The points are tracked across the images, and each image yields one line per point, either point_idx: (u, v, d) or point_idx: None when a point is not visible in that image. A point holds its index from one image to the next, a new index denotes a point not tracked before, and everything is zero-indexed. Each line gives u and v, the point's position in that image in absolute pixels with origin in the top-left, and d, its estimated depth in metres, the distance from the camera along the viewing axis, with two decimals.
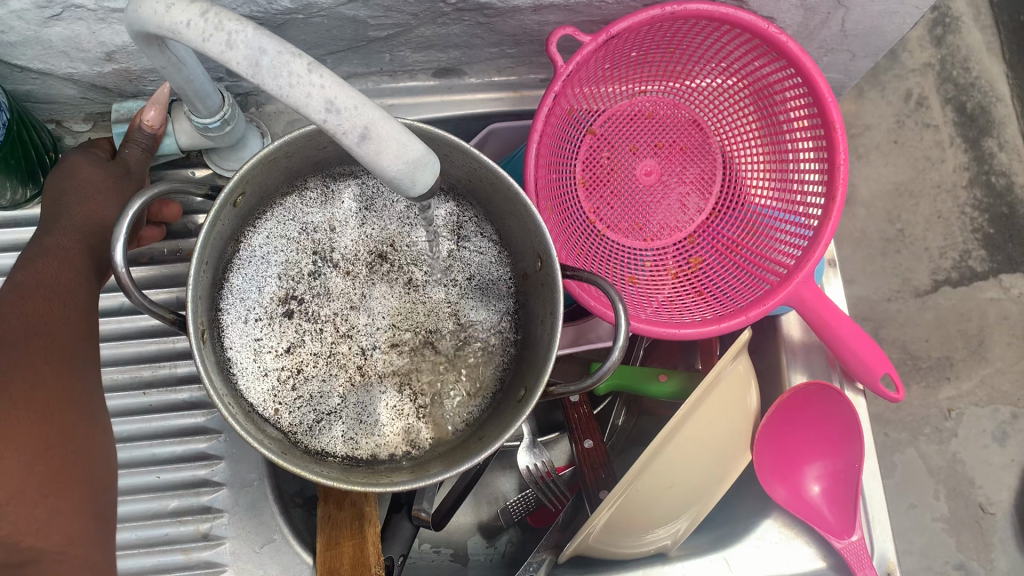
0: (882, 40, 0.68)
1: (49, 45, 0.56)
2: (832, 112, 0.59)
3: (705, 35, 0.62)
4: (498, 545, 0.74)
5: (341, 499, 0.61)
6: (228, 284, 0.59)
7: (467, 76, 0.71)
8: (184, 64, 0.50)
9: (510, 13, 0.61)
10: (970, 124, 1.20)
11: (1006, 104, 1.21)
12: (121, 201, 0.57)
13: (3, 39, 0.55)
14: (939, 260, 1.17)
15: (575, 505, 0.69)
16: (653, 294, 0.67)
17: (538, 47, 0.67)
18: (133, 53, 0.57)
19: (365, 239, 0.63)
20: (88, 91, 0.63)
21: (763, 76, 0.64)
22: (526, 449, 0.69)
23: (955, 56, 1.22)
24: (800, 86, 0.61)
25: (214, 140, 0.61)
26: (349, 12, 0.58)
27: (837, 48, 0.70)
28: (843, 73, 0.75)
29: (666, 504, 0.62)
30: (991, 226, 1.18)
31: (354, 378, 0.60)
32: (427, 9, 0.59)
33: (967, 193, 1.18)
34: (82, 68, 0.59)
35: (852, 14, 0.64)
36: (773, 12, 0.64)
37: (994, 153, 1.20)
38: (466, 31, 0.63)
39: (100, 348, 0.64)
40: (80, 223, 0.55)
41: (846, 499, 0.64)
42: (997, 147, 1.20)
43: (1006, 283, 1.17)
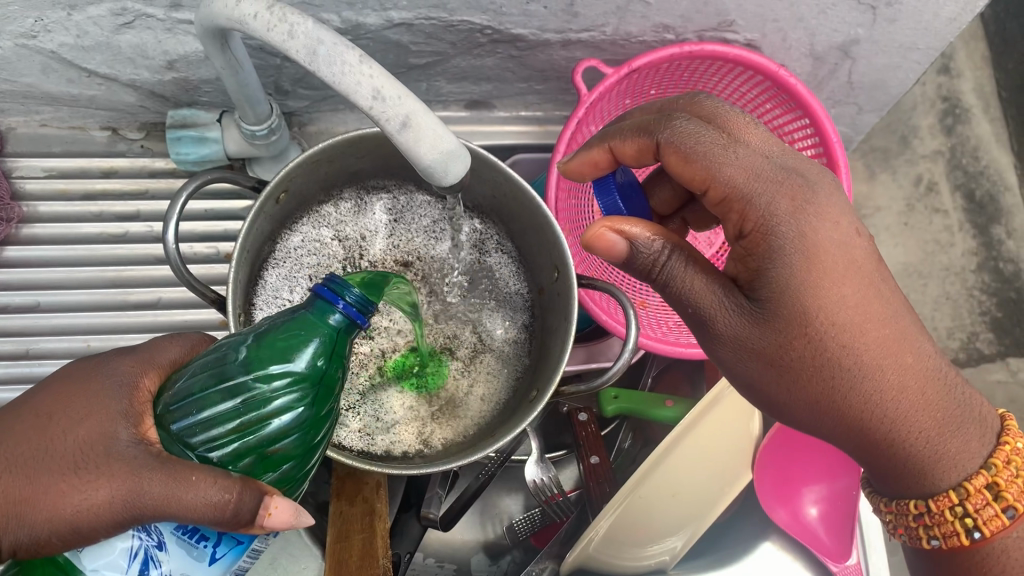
0: (886, 95, 0.73)
1: (118, 51, 0.61)
2: (837, 151, 0.65)
3: (720, 74, 0.69)
4: (502, 563, 0.74)
5: (353, 495, 0.64)
6: (261, 280, 0.62)
7: (497, 109, 0.76)
8: (242, 67, 0.54)
9: (541, 46, 0.65)
10: (979, 212, 1.14)
11: (1015, 193, 1.15)
12: (80, 475, 0.41)
13: (78, 43, 0.60)
14: (947, 340, 1.11)
15: (580, 516, 0.71)
16: (665, 318, 0.72)
17: (564, 84, 0.73)
18: (194, 62, 0.63)
19: (393, 249, 0.66)
20: (146, 99, 0.68)
21: (776, 119, 0.71)
22: (534, 461, 0.70)
23: (965, 145, 1.16)
24: (808, 127, 0.67)
25: (259, 149, 0.66)
26: (394, 37, 0.62)
27: (844, 100, 0.75)
28: (849, 127, 0.80)
29: (671, 513, 0.64)
30: (999, 310, 1.12)
31: (373, 377, 0.63)
32: (465, 39, 0.63)
33: (975, 277, 1.12)
34: (145, 75, 0.64)
35: (858, 66, 0.69)
36: (785, 60, 0.69)
37: (1002, 241, 1.14)
38: (499, 64, 0.68)
39: (135, 338, 0.71)
40: (37, 454, 0.41)
41: (842, 523, 0.68)
42: (1005, 235, 1.14)
43: (1013, 366, 1.12)
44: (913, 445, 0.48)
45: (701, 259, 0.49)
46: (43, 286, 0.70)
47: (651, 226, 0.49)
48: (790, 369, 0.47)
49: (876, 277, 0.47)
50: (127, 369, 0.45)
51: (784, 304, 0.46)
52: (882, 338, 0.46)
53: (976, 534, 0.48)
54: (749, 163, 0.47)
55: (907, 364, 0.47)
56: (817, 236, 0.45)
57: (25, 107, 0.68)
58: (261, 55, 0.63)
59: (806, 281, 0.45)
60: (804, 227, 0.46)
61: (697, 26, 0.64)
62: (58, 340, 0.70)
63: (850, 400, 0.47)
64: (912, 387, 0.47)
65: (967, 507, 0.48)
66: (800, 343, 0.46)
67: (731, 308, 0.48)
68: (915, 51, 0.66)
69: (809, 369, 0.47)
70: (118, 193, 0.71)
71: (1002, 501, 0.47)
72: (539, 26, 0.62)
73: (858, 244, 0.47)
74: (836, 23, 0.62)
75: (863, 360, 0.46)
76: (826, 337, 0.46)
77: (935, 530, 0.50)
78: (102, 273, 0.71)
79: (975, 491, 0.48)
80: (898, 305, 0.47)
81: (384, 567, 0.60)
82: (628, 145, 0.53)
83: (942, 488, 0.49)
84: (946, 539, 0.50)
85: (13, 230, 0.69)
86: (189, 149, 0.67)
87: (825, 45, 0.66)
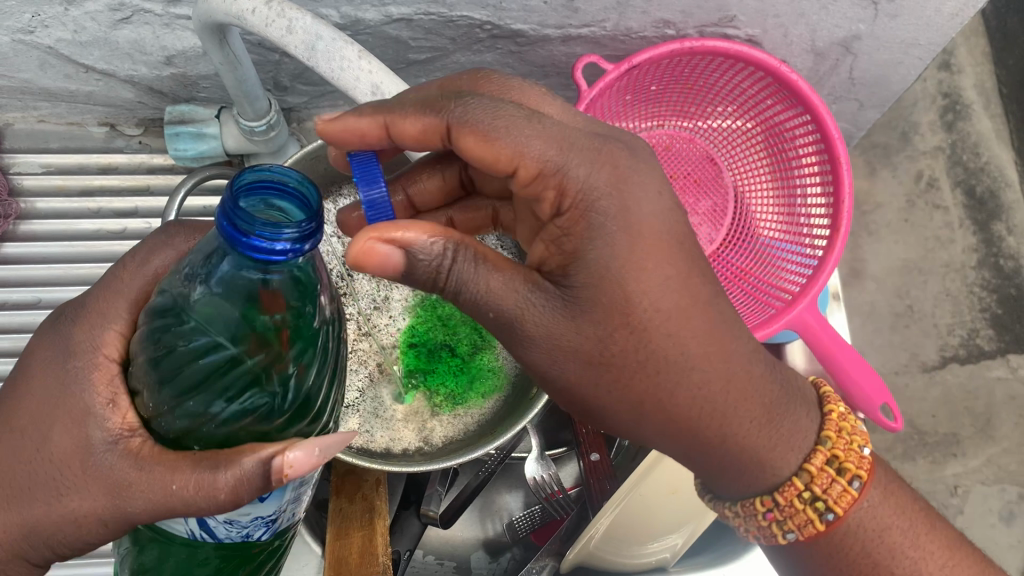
0: (888, 91, 0.73)
1: (116, 47, 0.60)
2: (840, 148, 0.65)
3: (721, 70, 0.69)
4: (501, 561, 0.74)
5: (353, 494, 0.63)
6: None
7: None
8: (240, 63, 0.54)
9: (541, 42, 0.65)
10: (979, 208, 1.14)
11: (1016, 189, 1.15)
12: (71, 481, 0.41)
13: (75, 38, 0.59)
14: (947, 337, 1.10)
15: (580, 513, 0.71)
16: None
17: (565, 80, 0.72)
18: (192, 57, 0.62)
19: None
20: (144, 94, 0.67)
21: (777, 115, 0.71)
22: (534, 458, 0.70)
23: (965, 142, 1.15)
24: (809, 122, 0.67)
25: (258, 145, 0.66)
26: (393, 32, 0.62)
27: (845, 96, 0.75)
28: (850, 123, 0.80)
29: (671, 511, 0.64)
30: (999, 306, 1.12)
31: (373, 374, 0.63)
32: (465, 34, 0.63)
33: (975, 273, 1.12)
34: (143, 71, 0.64)
35: (860, 62, 0.68)
36: (786, 55, 0.69)
37: (1002, 238, 1.13)
38: (499, 60, 0.68)
39: None
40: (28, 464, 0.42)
41: None
42: (1006, 232, 1.13)
43: (1013, 362, 1.11)
44: (749, 440, 0.47)
45: (492, 253, 0.42)
46: (41, 283, 0.70)
47: (426, 228, 0.41)
48: (610, 366, 0.43)
49: (695, 265, 0.43)
50: (80, 354, 0.43)
51: (600, 297, 0.41)
52: (701, 327, 0.43)
53: (829, 515, 0.50)
54: (561, 133, 0.41)
55: (724, 353, 0.44)
56: (639, 214, 0.41)
57: (23, 102, 0.67)
58: (259, 50, 0.63)
59: (626, 267, 0.41)
60: (624, 206, 0.41)
61: (698, 21, 0.64)
62: None
63: (670, 393, 0.44)
64: (733, 374, 0.45)
65: (814, 490, 0.49)
66: (624, 338, 0.42)
67: (538, 304, 0.42)
68: (915, 46, 0.66)
69: (626, 361, 0.43)
70: (117, 190, 0.71)
71: (846, 474, 0.49)
72: (539, 21, 0.62)
73: (680, 219, 0.43)
74: (838, 18, 0.62)
75: (688, 355, 0.43)
76: (649, 321, 0.42)
77: (788, 524, 0.51)
78: (101, 270, 0.70)
79: (817, 472, 0.49)
80: (716, 283, 0.45)
81: (384, 564, 0.60)
82: (410, 124, 0.43)
83: (785, 476, 0.50)
84: (801, 529, 0.51)
85: (10, 227, 0.69)
86: (187, 145, 0.67)
87: (826, 41, 0.66)
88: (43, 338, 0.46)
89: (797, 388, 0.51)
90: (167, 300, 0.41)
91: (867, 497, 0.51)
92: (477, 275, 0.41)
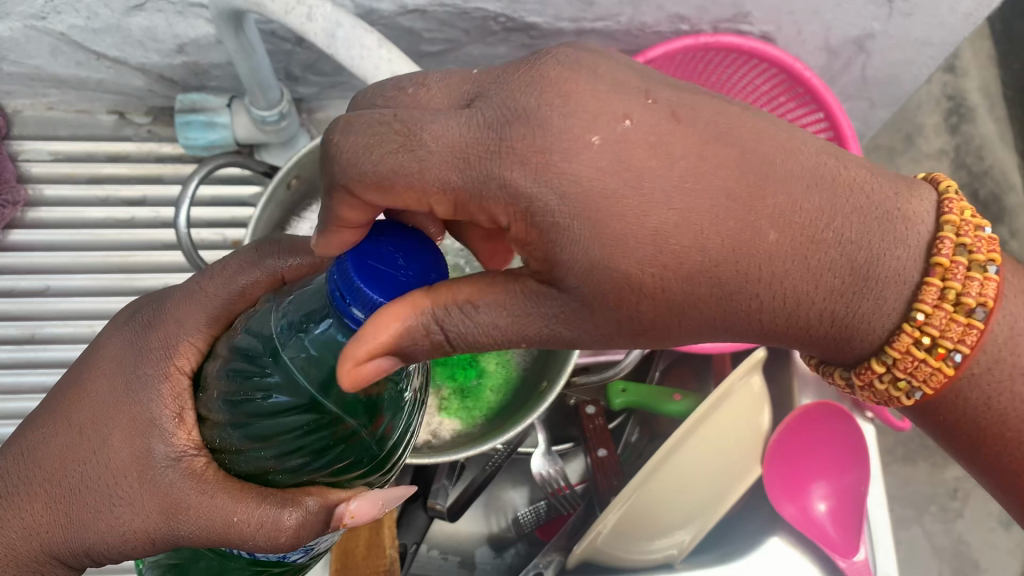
0: (899, 90, 0.73)
1: (128, 34, 0.60)
2: (852, 146, 0.65)
3: (735, 66, 0.68)
4: (505, 556, 0.73)
5: None
6: None
7: None
8: (254, 51, 0.54)
9: (554, 36, 0.65)
10: (982, 211, 1.13)
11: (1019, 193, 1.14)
12: (122, 496, 0.42)
13: (88, 24, 0.59)
14: None
15: (586, 509, 0.70)
16: None
17: None
18: (204, 46, 0.62)
19: None
20: (155, 83, 0.67)
21: (789, 112, 0.71)
22: (540, 453, 0.71)
23: (969, 145, 1.15)
24: (822, 120, 0.67)
25: (269, 135, 0.66)
26: (406, 24, 0.62)
27: (857, 95, 0.74)
28: (861, 122, 0.80)
29: (678, 505, 0.65)
30: None
31: None
32: (479, 27, 0.63)
33: None
34: (154, 59, 0.64)
35: (872, 60, 0.68)
36: (799, 53, 0.69)
37: (1005, 241, 1.12)
38: (511, 53, 0.68)
39: None
40: (71, 459, 0.43)
41: (851, 519, 0.67)
42: (1009, 235, 1.13)
43: None
44: (808, 298, 0.37)
45: (482, 281, 0.36)
46: (49, 270, 0.70)
47: (402, 307, 0.34)
48: (619, 306, 0.36)
49: (667, 167, 0.35)
50: (155, 361, 0.44)
51: (596, 282, 0.35)
52: (716, 234, 0.35)
53: (917, 393, 0.40)
54: (447, 134, 0.34)
55: (763, 257, 0.36)
56: (583, 184, 0.34)
57: (32, 89, 0.67)
58: (272, 40, 0.62)
59: (598, 243, 0.35)
60: (559, 182, 0.34)
61: (712, 17, 0.64)
62: (63, 325, 0.69)
63: (738, 313, 0.37)
64: (800, 284, 0.37)
65: (899, 372, 0.39)
66: (676, 289, 0.36)
67: (552, 313, 0.36)
68: (929, 45, 0.65)
69: (656, 321, 0.37)
70: (125, 179, 0.71)
71: (940, 353, 0.38)
72: (553, 14, 0.62)
73: (630, 138, 0.35)
74: (852, 16, 0.62)
75: (716, 278, 0.36)
76: (653, 277, 0.35)
77: (915, 379, 0.39)
78: (108, 258, 0.70)
79: (902, 353, 0.38)
80: (704, 169, 0.35)
81: (391, 557, 0.60)
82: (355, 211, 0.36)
83: (876, 343, 0.39)
84: (925, 385, 0.39)
85: (17, 214, 0.69)
86: (198, 133, 0.66)
87: (840, 39, 0.66)
88: (110, 337, 0.47)
89: (878, 204, 0.37)
90: (251, 347, 0.43)
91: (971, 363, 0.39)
92: (474, 330, 0.36)
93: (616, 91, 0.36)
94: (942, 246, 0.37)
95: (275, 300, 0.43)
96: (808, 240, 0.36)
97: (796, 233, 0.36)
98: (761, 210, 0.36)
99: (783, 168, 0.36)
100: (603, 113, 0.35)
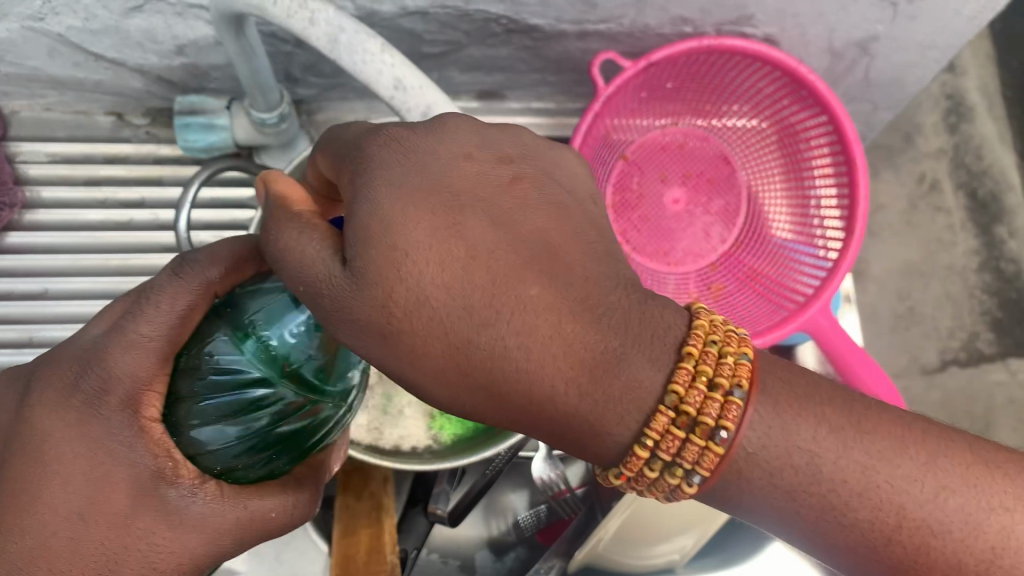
0: (902, 92, 0.72)
1: (127, 35, 0.60)
2: (856, 150, 0.65)
3: (739, 69, 0.68)
4: (506, 560, 0.73)
5: (361, 490, 0.63)
6: None
7: (509, 100, 0.75)
8: (254, 54, 0.53)
9: (556, 37, 0.64)
10: (981, 211, 1.13)
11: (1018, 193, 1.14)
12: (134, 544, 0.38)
13: (86, 26, 0.58)
14: (947, 340, 1.08)
15: (587, 514, 0.69)
16: None
17: (578, 76, 0.72)
18: (203, 47, 0.61)
19: None
20: (153, 84, 0.66)
21: (793, 115, 0.71)
22: (542, 457, 0.70)
23: (968, 145, 1.15)
24: (825, 123, 0.67)
25: (269, 137, 0.65)
26: (407, 25, 0.61)
27: (860, 97, 0.74)
28: (862, 124, 0.79)
29: (680, 510, 0.65)
30: (1000, 310, 1.10)
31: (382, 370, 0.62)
32: (480, 28, 0.62)
33: (977, 276, 1.11)
34: (153, 60, 0.63)
35: (876, 63, 0.68)
36: (803, 55, 0.68)
37: (1005, 241, 1.12)
38: (513, 55, 0.67)
39: None
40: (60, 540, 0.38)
41: None
42: (1008, 235, 1.12)
43: (1013, 367, 1.08)
44: (558, 384, 0.36)
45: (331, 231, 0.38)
46: (47, 273, 0.69)
47: (298, 198, 0.39)
48: (449, 361, 0.36)
49: (482, 211, 0.37)
50: (125, 415, 0.39)
51: (371, 284, 0.35)
52: (490, 278, 0.36)
53: (696, 480, 0.38)
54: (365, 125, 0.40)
55: (534, 307, 0.36)
56: (396, 206, 0.36)
57: (29, 90, 0.66)
58: (271, 41, 0.62)
59: (394, 252, 0.36)
60: (373, 180, 0.37)
61: (715, 20, 0.63)
62: (62, 328, 0.68)
63: (517, 393, 0.37)
64: (560, 369, 0.36)
65: (663, 456, 0.37)
66: (445, 351, 0.36)
67: (343, 288, 0.36)
68: (934, 48, 0.65)
69: (458, 365, 0.36)
70: (123, 180, 0.70)
71: (705, 424, 0.36)
72: (555, 16, 0.61)
73: (467, 167, 0.38)
74: (856, 19, 0.61)
75: (502, 335, 0.36)
76: (437, 303, 0.36)
77: (657, 489, 0.39)
78: (106, 261, 0.70)
79: (662, 434, 0.36)
80: (501, 210, 0.38)
81: (391, 563, 0.59)
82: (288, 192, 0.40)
83: (627, 445, 0.37)
84: (700, 467, 0.37)
85: (15, 216, 0.68)
86: (197, 136, 0.66)
87: (843, 41, 0.65)
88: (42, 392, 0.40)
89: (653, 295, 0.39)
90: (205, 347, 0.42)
91: (745, 435, 0.37)
92: (291, 241, 0.37)
93: (510, 144, 0.40)
94: (693, 338, 0.37)
95: (228, 318, 0.42)
96: (574, 308, 0.37)
97: (558, 298, 0.37)
98: (575, 264, 0.38)
99: (591, 244, 0.39)
100: (467, 132, 0.39)
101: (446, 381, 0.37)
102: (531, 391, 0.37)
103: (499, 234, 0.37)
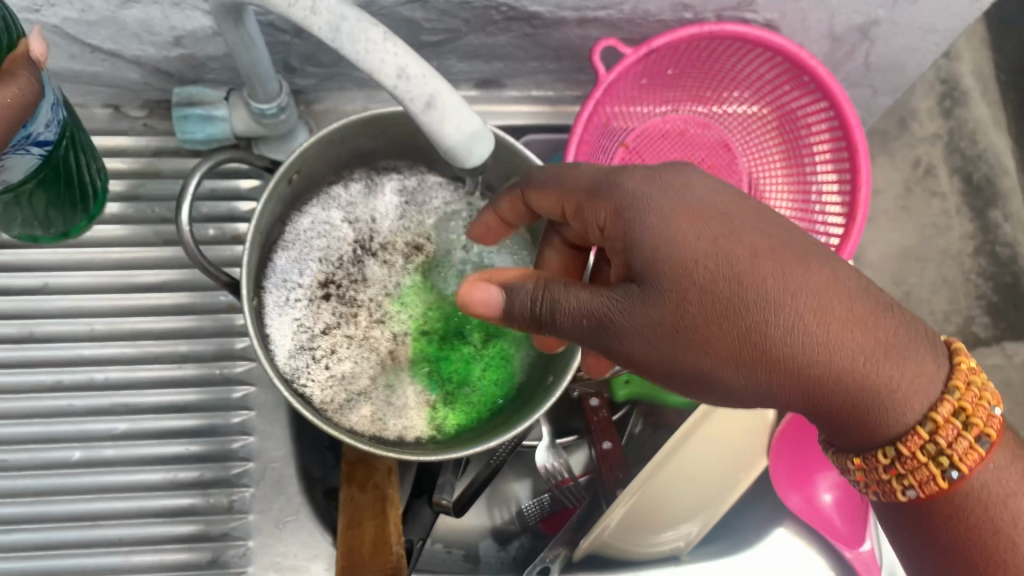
0: (902, 77, 0.72)
1: (124, 26, 0.59)
2: (858, 135, 0.66)
3: (740, 55, 0.68)
4: (510, 549, 0.73)
5: (365, 481, 0.63)
6: (271, 264, 0.61)
7: (507, 89, 0.75)
8: (254, 44, 0.53)
9: (556, 25, 0.64)
10: (976, 195, 1.13)
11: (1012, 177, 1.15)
12: None
13: (81, 17, 0.58)
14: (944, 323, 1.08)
15: (592, 503, 0.70)
16: None
17: (577, 64, 0.71)
18: (201, 38, 0.61)
19: (404, 230, 0.65)
20: (151, 76, 0.66)
21: (794, 101, 0.70)
22: (545, 447, 0.70)
23: (963, 129, 1.15)
24: (826, 109, 0.67)
25: (268, 128, 0.65)
26: (407, 14, 0.61)
27: (860, 82, 0.74)
28: (861, 109, 0.79)
29: (684, 498, 0.66)
30: (995, 293, 1.09)
31: (385, 361, 0.61)
32: (480, 16, 0.62)
33: (973, 261, 1.10)
34: (150, 51, 0.62)
35: (876, 48, 0.68)
36: (803, 41, 0.68)
37: (999, 225, 1.13)
38: (512, 43, 0.67)
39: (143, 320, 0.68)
40: None
41: (856, 510, 0.68)
42: (1003, 219, 1.13)
43: (1009, 351, 1.09)
44: (819, 333, 0.42)
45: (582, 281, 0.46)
46: (44, 267, 0.68)
47: (523, 278, 0.47)
48: (748, 360, 0.42)
49: (744, 232, 0.44)
50: None
51: (660, 282, 0.44)
52: (782, 271, 0.43)
53: (954, 473, 0.43)
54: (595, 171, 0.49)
55: (812, 301, 0.42)
56: (666, 240, 0.44)
57: None
58: (270, 31, 0.61)
59: (679, 248, 0.44)
60: (652, 243, 0.44)
61: (716, 5, 0.63)
62: (63, 323, 0.67)
63: (812, 370, 0.42)
64: (875, 357, 0.42)
65: (940, 442, 0.43)
66: (775, 371, 0.42)
67: (616, 296, 0.45)
68: (935, 32, 0.65)
69: (770, 361, 0.42)
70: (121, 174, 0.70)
71: (973, 427, 0.43)
72: (556, 4, 0.61)
73: (713, 205, 0.45)
74: (858, 3, 0.61)
75: (829, 343, 0.42)
76: (720, 291, 0.43)
77: (908, 479, 0.44)
78: (106, 254, 0.69)
79: (944, 422, 0.42)
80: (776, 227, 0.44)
81: (397, 554, 0.59)
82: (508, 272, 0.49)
83: (907, 428, 0.43)
84: (960, 464, 0.43)
85: None
86: (195, 127, 0.66)
87: (844, 26, 0.65)
88: None
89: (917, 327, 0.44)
90: None
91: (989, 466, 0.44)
92: (567, 295, 0.45)
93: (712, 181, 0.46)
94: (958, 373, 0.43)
95: None
96: (849, 309, 0.42)
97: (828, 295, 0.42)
98: (825, 256, 0.44)
99: (830, 261, 0.44)
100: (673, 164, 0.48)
101: (741, 361, 0.43)
102: (835, 362, 0.42)
103: (770, 236, 0.44)
